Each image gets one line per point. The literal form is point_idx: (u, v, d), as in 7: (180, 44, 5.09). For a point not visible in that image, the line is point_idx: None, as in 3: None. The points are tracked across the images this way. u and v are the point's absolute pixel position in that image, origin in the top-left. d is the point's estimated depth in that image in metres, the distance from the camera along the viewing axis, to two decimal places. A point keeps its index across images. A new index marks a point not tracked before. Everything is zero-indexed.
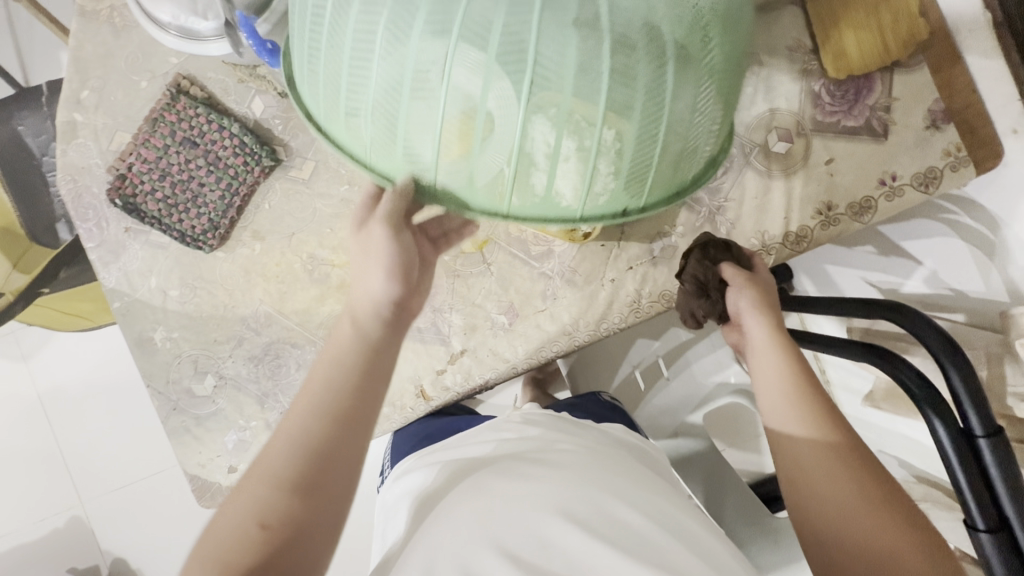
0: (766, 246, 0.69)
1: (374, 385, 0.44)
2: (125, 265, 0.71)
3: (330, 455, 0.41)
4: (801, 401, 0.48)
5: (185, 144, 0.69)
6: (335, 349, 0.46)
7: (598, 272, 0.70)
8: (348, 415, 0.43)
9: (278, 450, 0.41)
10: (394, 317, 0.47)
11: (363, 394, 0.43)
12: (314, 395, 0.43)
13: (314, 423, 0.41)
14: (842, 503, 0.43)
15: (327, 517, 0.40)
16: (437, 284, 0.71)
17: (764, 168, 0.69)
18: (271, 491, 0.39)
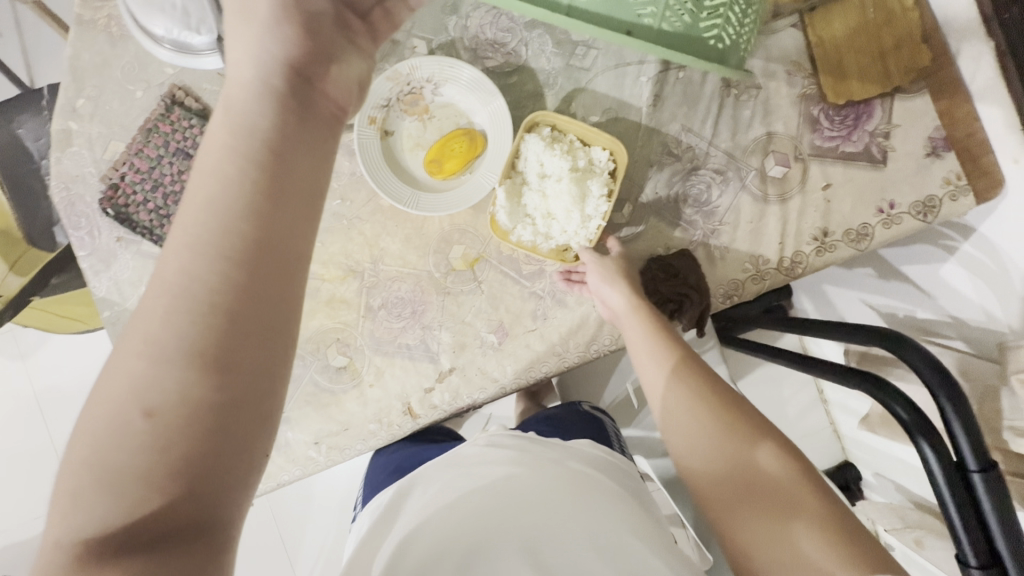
0: (760, 272, 0.68)
1: (293, 194, 0.35)
2: (116, 274, 0.71)
3: (250, 274, 0.32)
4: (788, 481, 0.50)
5: (179, 155, 0.70)
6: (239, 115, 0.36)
7: (589, 293, 0.69)
8: (255, 221, 0.33)
9: (158, 296, 0.31)
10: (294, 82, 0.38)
11: (277, 199, 0.34)
12: (202, 219, 0.33)
13: (209, 251, 0.32)
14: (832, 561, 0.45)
15: (257, 376, 0.32)
16: (427, 302, 0.70)
17: (759, 192, 0.68)
18: (164, 325, 0.31)
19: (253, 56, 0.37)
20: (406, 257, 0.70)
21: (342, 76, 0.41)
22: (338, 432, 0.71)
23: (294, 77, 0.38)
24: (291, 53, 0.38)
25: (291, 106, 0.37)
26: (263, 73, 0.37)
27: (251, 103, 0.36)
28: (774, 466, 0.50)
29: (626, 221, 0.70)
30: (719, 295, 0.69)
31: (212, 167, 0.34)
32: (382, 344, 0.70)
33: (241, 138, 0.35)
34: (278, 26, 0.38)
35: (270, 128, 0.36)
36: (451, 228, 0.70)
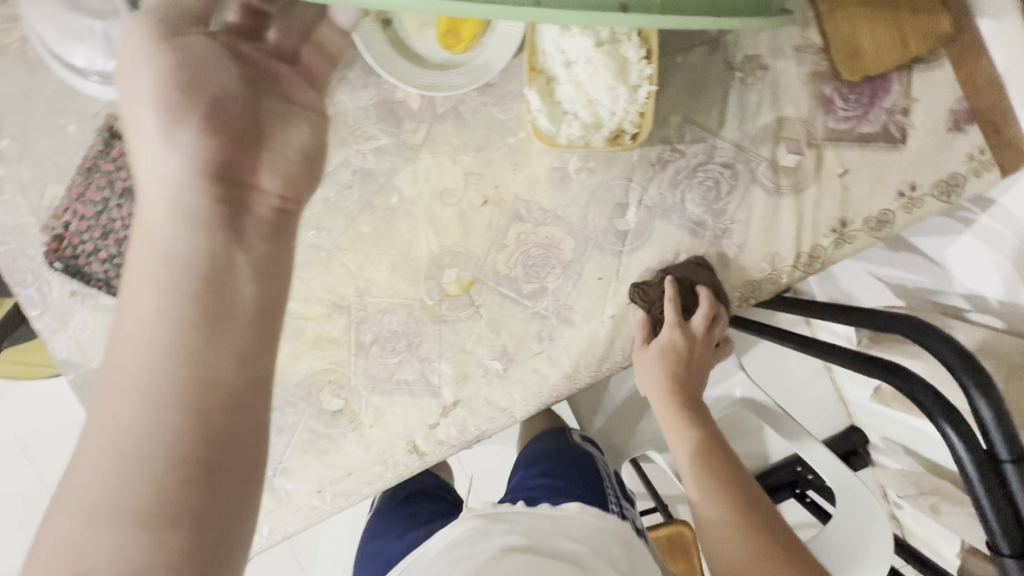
0: (777, 270, 0.64)
1: (232, 322, 0.38)
2: (76, 332, 0.64)
3: (205, 419, 0.35)
4: (726, 496, 0.62)
5: (127, 195, 0.62)
6: (157, 251, 0.37)
7: (596, 309, 0.64)
8: (200, 367, 0.36)
9: (99, 465, 0.33)
10: (224, 191, 0.41)
11: (214, 330, 0.37)
12: (137, 371, 0.35)
13: (149, 404, 0.34)
14: (769, 558, 0.57)
15: (227, 513, 0.34)
16: (423, 332, 0.65)
17: (771, 184, 0.63)
18: (110, 498, 0.32)
19: (162, 185, 0.39)
20: (395, 286, 0.65)
21: (270, 167, 0.43)
22: (342, 477, 0.66)
23: (218, 195, 0.40)
24: (209, 164, 0.40)
25: (222, 228, 0.40)
26: (185, 194, 0.39)
27: (175, 233, 0.38)
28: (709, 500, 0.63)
29: (630, 227, 0.64)
30: (735, 298, 0.64)
31: (138, 319, 0.36)
32: (379, 381, 0.65)
33: (168, 277, 0.37)
34: (185, 135, 0.39)
35: (198, 259, 0.38)
36: (442, 250, 0.64)
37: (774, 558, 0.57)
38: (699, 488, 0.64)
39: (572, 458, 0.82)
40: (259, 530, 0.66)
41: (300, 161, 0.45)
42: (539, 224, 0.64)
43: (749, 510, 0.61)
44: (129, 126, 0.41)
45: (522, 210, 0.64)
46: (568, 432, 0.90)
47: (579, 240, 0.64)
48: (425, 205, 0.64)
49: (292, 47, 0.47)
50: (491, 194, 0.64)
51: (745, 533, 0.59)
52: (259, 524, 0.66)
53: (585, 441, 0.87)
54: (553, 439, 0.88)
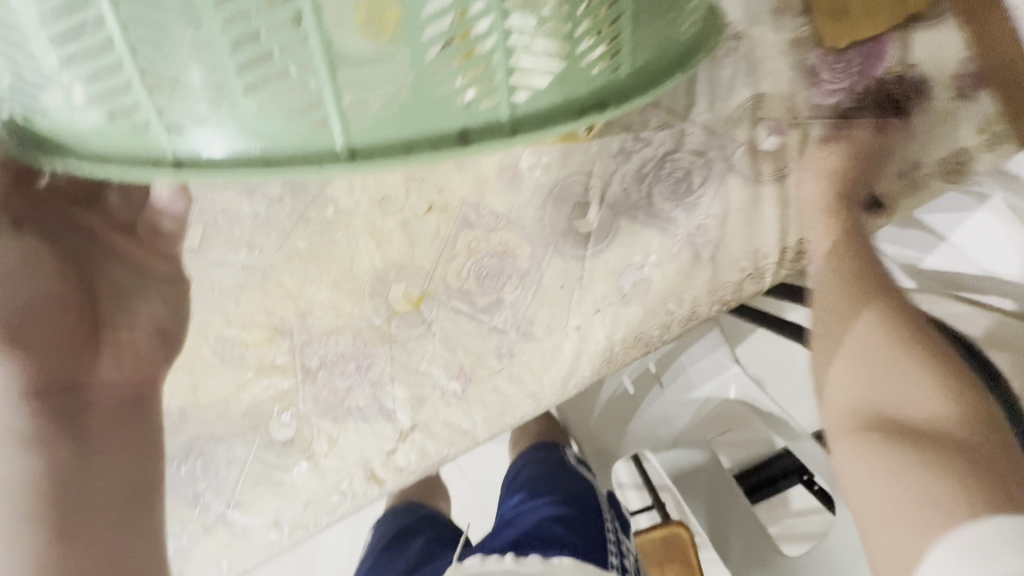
0: (760, 268, 0.57)
1: (96, 514, 0.44)
2: None
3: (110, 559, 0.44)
4: (931, 383, 0.43)
5: None
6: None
7: (560, 319, 0.59)
8: (69, 534, 0.43)
9: None
10: (53, 394, 0.45)
11: (70, 501, 0.43)
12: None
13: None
14: (941, 422, 0.42)
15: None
16: (373, 354, 0.60)
17: (749, 171, 0.55)
18: None
19: (6, 416, 0.43)
20: (338, 305, 0.59)
21: (108, 356, 0.49)
22: (299, 510, 0.62)
23: (50, 408, 0.44)
24: (22, 380, 0.43)
25: (50, 423, 0.44)
26: (13, 404, 0.43)
27: (10, 458, 0.42)
28: (931, 389, 0.43)
29: (592, 228, 0.57)
30: (714, 301, 0.58)
31: (9, 529, 0.41)
32: (329, 409, 0.61)
33: (29, 493, 0.42)
34: (2, 357, 0.43)
35: (38, 479, 0.43)
36: (385, 265, 0.59)
37: (949, 380, 0.43)
38: (864, 349, 0.47)
39: (564, 482, 0.84)
40: (217, 565, 0.63)
41: (152, 334, 0.52)
42: (490, 230, 0.58)
43: (928, 349, 0.45)
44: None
45: (472, 215, 0.58)
46: (563, 450, 0.94)
47: (536, 245, 0.58)
48: (365, 215, 0.58)
49: (132, 220, 0.51)
50: (436, 199, 0.58)
51: (940, 404, 0.42)
52: (217, 559, 0.63)
53: (580, 464, 0.90)
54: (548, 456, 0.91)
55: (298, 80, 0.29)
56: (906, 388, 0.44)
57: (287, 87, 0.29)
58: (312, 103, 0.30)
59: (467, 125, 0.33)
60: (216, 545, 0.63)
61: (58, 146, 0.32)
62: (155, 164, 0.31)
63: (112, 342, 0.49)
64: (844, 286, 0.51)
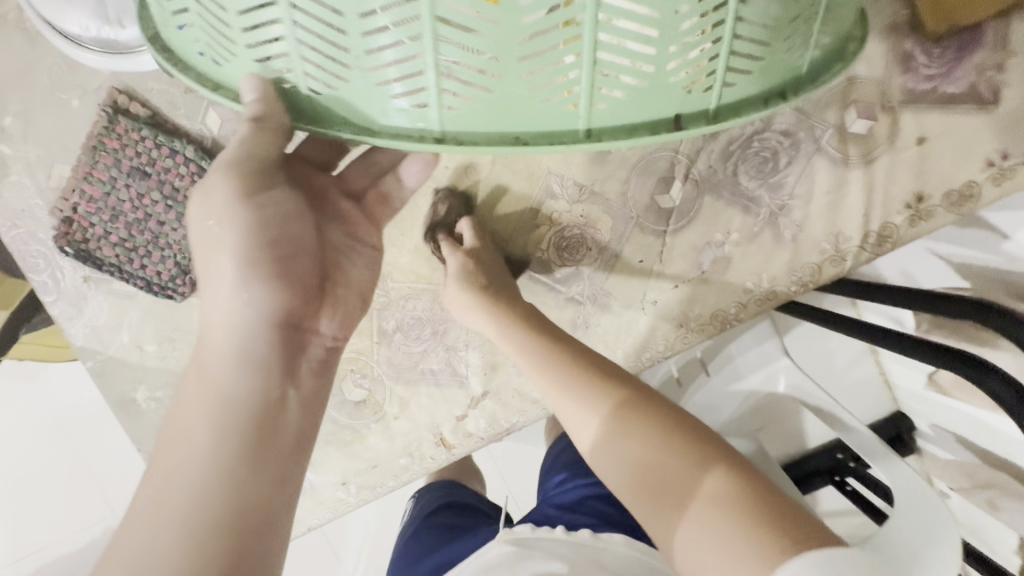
0: (840, 251, 0.57)
1: (272, 455, 0.38)
2: (92, 319, 0.62)
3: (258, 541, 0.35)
4: (719, 504, 0.37)
5: (135, 175, 0.58)
6: (213, 391, 0.38)
7: (637, 293, 0.59)
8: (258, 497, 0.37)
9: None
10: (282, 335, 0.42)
11: (259, 461, 0.38)
12: (164, 509, 0.34)
13: (166, 549, 0.33)
14: (725, 512, 0.37)
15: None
16: (449, 320, 0.61)
17: (837, 154, 0.56)
18: None
19: (229, 330, 0.39)
20: (418, 270, 0.60)
21: (327, 314, 0.47)
22: (367, 470, 0.63)
23: (282, 342, 0.42)
24: (274, 312, 0.41)
25: (274, 369, 0.41)
26: (243, 340, 0.40)
27: (235, 380, 0.39)
28: (711, 483, 0.39)
29: (675, 205, 0.58)
30: (792, 282, 0.58)
31: (188, 450, 0.36)
32: (403, 372, 0.62)
33: (222, 418, 0.37)
34: (260, 285, 0.40)
35: (255, 402, 0.39)
36: (468, 231, 0.60)
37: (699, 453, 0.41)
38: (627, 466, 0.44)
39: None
40: None
41: (357, 301, 0.50)
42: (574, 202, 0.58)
43: (676, 431, 0.42)
44: (201, 271, 0.41)
45: (556, 186, 0.58)
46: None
47: (619, 219, 0.58)
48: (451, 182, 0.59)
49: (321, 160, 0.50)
50: (521, 169, 0.58)
51: (701, 472, 0.40)
52: None
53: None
54: None
55: (567, 44, 0.28)
56: (683, 475, 0.40)
57: (557, 53, 0.28)
58: (555, 78, 0.29)
59: (684, 112, 0.32)
60: None
61: (331, 120, 0.34)
62: (421, 138, 0.32)
63: (329, 302, 0.47)
64: (570, 371, 0.48)
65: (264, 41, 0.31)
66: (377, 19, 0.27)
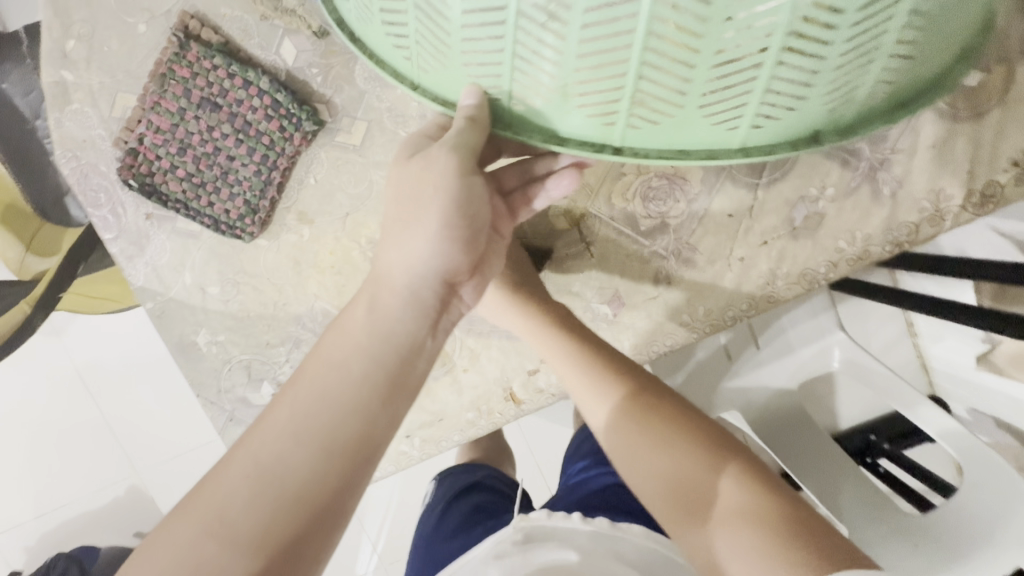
0: (941, 211, 0.55)
1: (405, 398, 0.39)
2: (153, 258, 0.60)
3: (361, 471, 0.37)
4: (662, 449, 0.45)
5: (206, 106, 0.55)
6: (380, 319, 0.38)
7: (723, 249, 0.57)
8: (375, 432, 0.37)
9: (247, 474, 0.35)
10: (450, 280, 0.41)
11: (393, 403, 0.38)
12: (305, 414, 0.36)
13: (301, 445, 0.35)
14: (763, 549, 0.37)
15: (316, 555, 0.36)
16: (526, 271, 0.59)
17: (946, 107, 0.53)
18: (257, 514, 0.34)
19: (409, 271, 0.39)
20: None
21: (483, 276, 0.44)
22: (432, 423, 0.62)
23: (445, 300, 0.41)
24: (449, 262, 0.40)
25: (430, 312, 0.40)
26: (418, 277, 0.39)
27: (401, 313, 0.39)
28: (728, 481, 0.42)
29: (771, 155, 0.55)
30: (887, 242, 0.56)
31: (340, 371, 0.37)
32: (475, 323, 0.60)
33: (377, 351, 0.38)
34: (448, 227, 0.39)
35: (406, 340, 0.39)
36: None
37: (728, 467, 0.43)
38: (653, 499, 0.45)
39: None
40: None
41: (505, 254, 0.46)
42: None
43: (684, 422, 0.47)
44: (398, 199, 0.41)
45: None
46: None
47: (709, 169, 0.56)
48: None
49: None
50: None
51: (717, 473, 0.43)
52: None
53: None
54: None
55: (751, 63, 0.25)
56: (700, 478, 0.43)
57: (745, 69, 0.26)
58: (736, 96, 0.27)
59: (825, 126, 0.30)
60: None
61: (527, 125, 0.31)
62: (601, 149, 0.30)
63: (482, 271, 0.44)
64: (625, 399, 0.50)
65: (488, 47, 0.27)
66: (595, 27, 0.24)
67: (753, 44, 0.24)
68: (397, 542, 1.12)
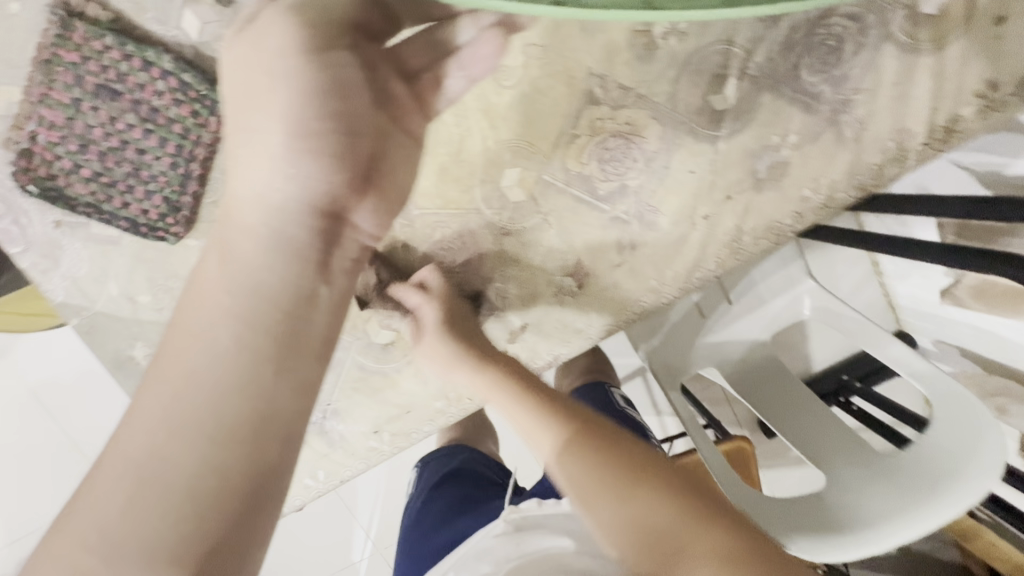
0: (905, 150, 0.53)
1: (299, 358, 0.36)
2: (70, 271, 0.54)
3: (265, 445, 0.34)
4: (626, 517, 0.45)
5: (104, 94, 0.49)
6: (247, 281, 0.35)
7: (687, 207, 0.54)
8: (266, 401, 0.35)
9: (132, 472, 0.33)
10: (321, 220, 0.37)
11: (284, 366, 0.35)
12: (177, 402, 0.33)
13: (181, 432, 0.33)
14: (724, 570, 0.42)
15: (230, 543, 0.33)
16: (483, 250, 0.55)
17: (907, 39, 0.50)
18: (156, 513, 0.32)
19: (263, 209, 0.36)
20: (446, 194, 0.54)
21: (370, 205, 0.39)
22: (401, 416, 0.59)
23: (324, 233, 0.38)
24: (315, 197, 0.36)
25: (309, 262, 0.37)
26: (285, 226, 0.36)
27: (272, 267, 0.36)
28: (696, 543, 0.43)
29: (729, 105, 0.52)
30: (852, 187, 0.54)
31: (209, 343, 0.34)
32: (435, 310, 0.56)
33: (251, 312, 0.35)
34: (302, 151, 0.35)
35: (284, 299, 0.36)
36: (500, 147, 0.53)
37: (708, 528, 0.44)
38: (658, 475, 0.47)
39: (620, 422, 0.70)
40: (315, 475, 0.61)
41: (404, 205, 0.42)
42: (617, 107, 0.52)
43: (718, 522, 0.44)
44: (231, 131, 0.36)
45: (596, 92, 0.52)
46: (609, 391, 0.85)
47: (667, 124, 0.52)
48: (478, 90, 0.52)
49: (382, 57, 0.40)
50: (560, 69, 0.51)
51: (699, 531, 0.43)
52: (314, 470, 0.61)
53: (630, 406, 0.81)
54: None
55: None
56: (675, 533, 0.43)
57: None
58: None
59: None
60: (312, 454, 0.60)
61: None
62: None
63: (376, 187, 0.39)
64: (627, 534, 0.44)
65: None
66: None
67: None
68: (388, 526, 1.11)
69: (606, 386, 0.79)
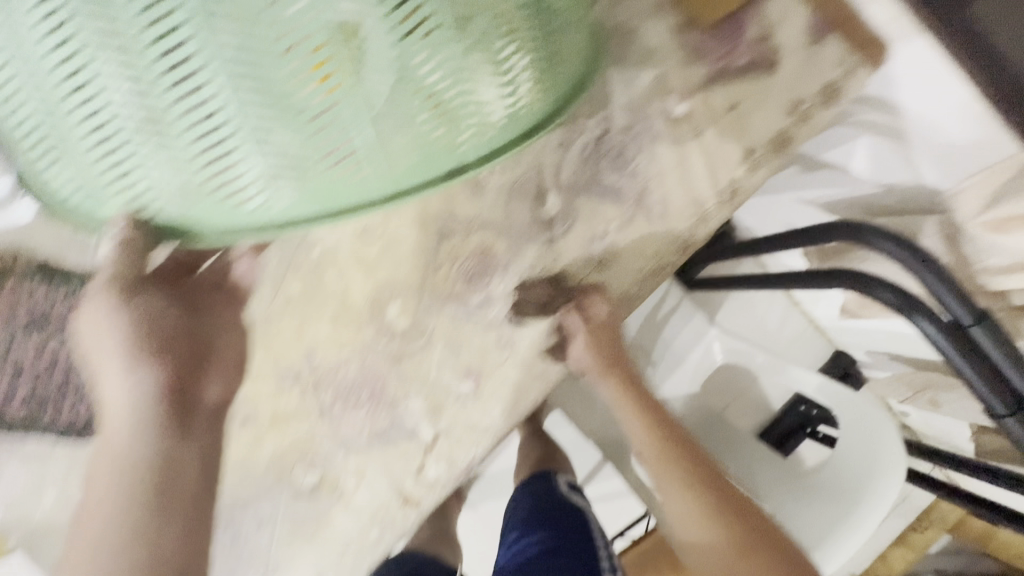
0: (705, 213, 0.65)
1: (177, 508, 0.45)
2: (9, 490, 0.59)
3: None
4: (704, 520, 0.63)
5: (32, 325, 0.58)
6: (111, 469, 0.44)
7: (547, 298, 0.64)
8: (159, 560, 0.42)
9: None
10: (173, 400, 0.47)
11: (168, 522, 0.44)
12: None
13: None
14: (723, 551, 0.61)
15: None
16: (383, 377, 0.62)
17: (672, 135, 0.65)
18: None
19: (119, 410, 0.45)
20: (341, 336, 0.62)
21: (215, 377, 0.51)
22: (342, 552, 0.62)
23: (174, 410, 0.47)
24: (161, 389, 0.46)
25: (171, 433, 0.46)
26: (140, 419, 0.45)
27: (133, 452, 0.44)
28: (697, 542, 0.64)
29: (554, 213, 0.64)
30: (676, 250, 0.65)
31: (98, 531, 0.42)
32: (351, 441, 0.62)
33: (121, 494, 0.43)
34: (139, 364, 0.45)
35: (152, 472, 0.44)
36: (378, 289, 0.63)
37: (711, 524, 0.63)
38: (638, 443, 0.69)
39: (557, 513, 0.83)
40: None
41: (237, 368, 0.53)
42: (466, 234, 0.63)
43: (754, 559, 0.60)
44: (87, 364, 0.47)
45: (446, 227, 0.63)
46: (555, 478, 0.91)
47: (510, 238, 0.64)
48: (350, 248, 0.62)
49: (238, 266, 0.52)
50: (413, 218, 0.63)
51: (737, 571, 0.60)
52: None
53: (571, 493, 0.88)
54: (541, 488, 0.88)
55: (336, 157, 0.36)
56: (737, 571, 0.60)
57: (339, 163, 0.36)
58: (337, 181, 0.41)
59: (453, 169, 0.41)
60: None
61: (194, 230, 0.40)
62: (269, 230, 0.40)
63: (212, 364, 0.51)
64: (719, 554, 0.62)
65: (128, 184, 0.37)
66: (183, 180, 0.35)
67: (327, 158, 0.36)
68: None
69: (553, 479, 0.90)
